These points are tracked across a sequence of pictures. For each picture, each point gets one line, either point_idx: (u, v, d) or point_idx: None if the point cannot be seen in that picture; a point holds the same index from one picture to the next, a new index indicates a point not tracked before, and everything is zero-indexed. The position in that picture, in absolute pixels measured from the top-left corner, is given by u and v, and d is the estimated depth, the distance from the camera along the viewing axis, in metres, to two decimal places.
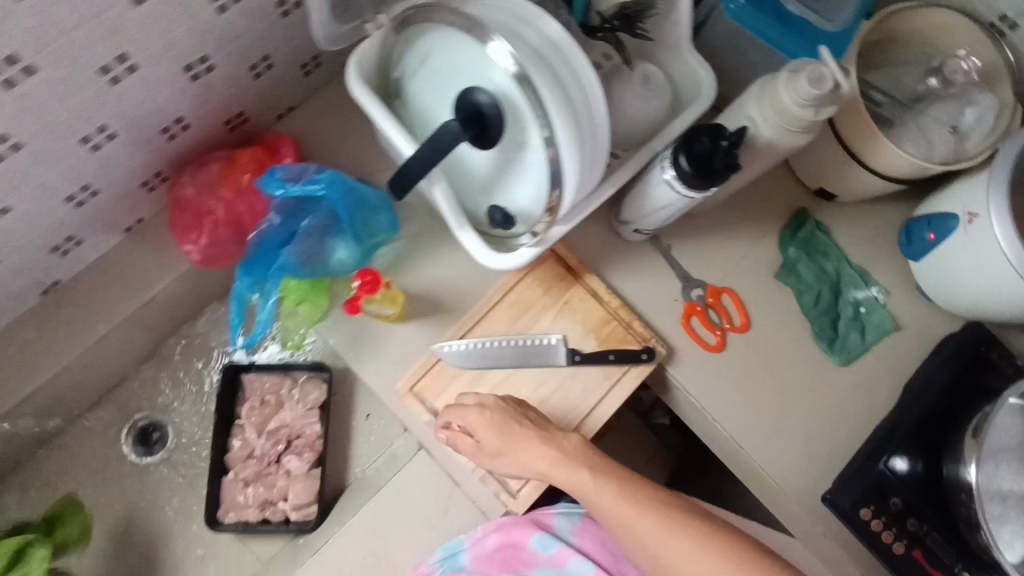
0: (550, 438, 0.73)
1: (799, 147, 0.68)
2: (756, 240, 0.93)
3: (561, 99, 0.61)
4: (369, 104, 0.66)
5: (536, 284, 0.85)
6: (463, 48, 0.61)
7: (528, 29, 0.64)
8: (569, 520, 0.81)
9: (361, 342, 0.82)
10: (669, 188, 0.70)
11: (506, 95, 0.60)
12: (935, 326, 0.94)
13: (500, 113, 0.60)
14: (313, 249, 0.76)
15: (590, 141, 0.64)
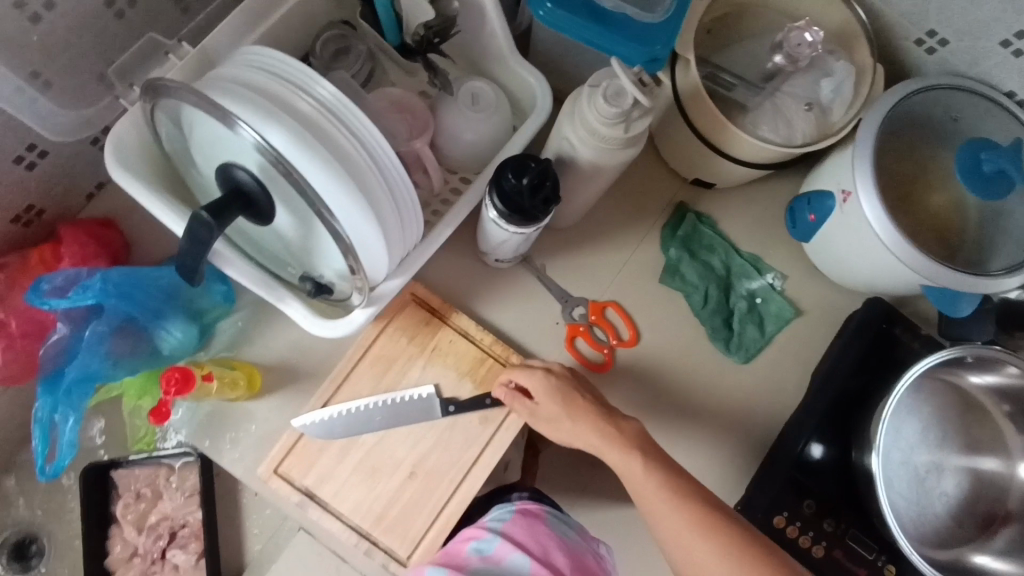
0: (610, 420, 0.73)
1: (629, 160, 0.62)
2: (637, 243, 0.87)
3: (336, 171, 0.54)
4: (146, 192, 0.62)
5: (399, 334, 0.79)
6: (210, 124, 0.54)
7: (292, 88, 0.54)
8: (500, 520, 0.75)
9: (216, 427, 0.76)
10: (498, 228, 0.63)
11: (266, 172, 0.53)
12: (838, 305, 0.89)
13: (267, 190, 0.55)
14: (120, 350, 0.69)
15: (386, 200, 0.58)
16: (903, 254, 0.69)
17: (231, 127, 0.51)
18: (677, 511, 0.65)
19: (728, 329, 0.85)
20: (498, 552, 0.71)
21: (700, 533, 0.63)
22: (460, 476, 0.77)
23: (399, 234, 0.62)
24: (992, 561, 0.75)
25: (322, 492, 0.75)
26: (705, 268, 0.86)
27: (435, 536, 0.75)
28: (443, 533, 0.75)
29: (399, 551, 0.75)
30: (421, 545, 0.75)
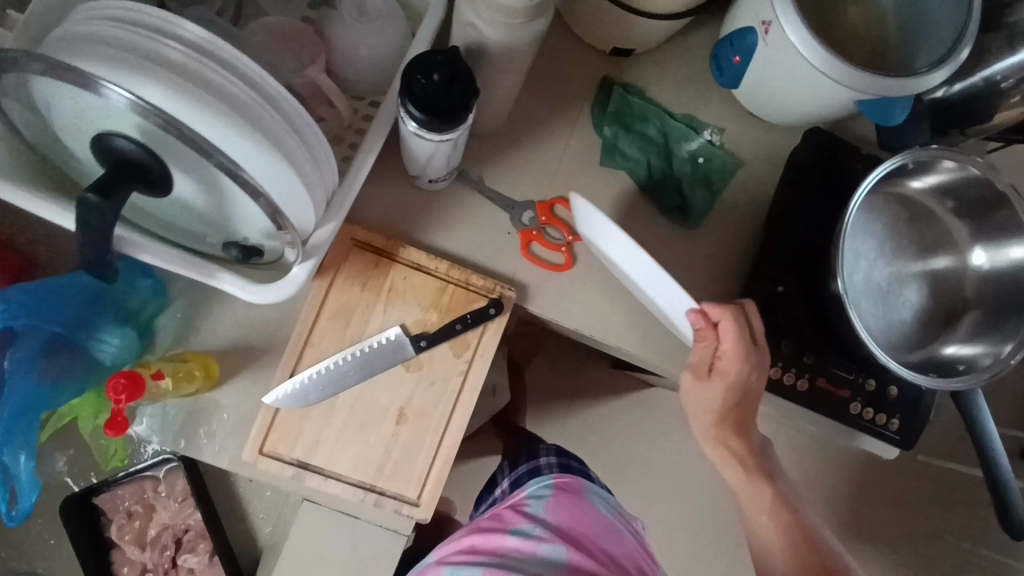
0: (711, 334, 0.65)
1: (540, 29, 0.57)
2: (569, 131, 0.83)
3: (231, 116, 0.49)
4: (24, 196, 0.57)
5: (350, 283, 0.75)
6: (65, 94, 0.48)
7: (153, 35, 0.48)
8: (541, 500, 0.98)
9: (191, 423, 0.73)
10: (421, 138, 0.60)
11: (145, 131, 0.48)
12: (778, 145, 0.87)
13: (152, 154, 0.49)
14: (49, 367, 0.67)
15: (290, 140, 0.53)
16: (834, 72, 0.67)
17: (95, 91, 0.45)
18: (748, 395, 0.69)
19: (679, 196, 0.84)
20: (542, 518, 0.94)
21: (723, 424, 0.70)
22: (448, 408, 0.76)
23: (311, 170, 0.57)
24: (965, 350, 0.77)
25: (315, 459, 0.73)
26: (643, 139, 0.84)
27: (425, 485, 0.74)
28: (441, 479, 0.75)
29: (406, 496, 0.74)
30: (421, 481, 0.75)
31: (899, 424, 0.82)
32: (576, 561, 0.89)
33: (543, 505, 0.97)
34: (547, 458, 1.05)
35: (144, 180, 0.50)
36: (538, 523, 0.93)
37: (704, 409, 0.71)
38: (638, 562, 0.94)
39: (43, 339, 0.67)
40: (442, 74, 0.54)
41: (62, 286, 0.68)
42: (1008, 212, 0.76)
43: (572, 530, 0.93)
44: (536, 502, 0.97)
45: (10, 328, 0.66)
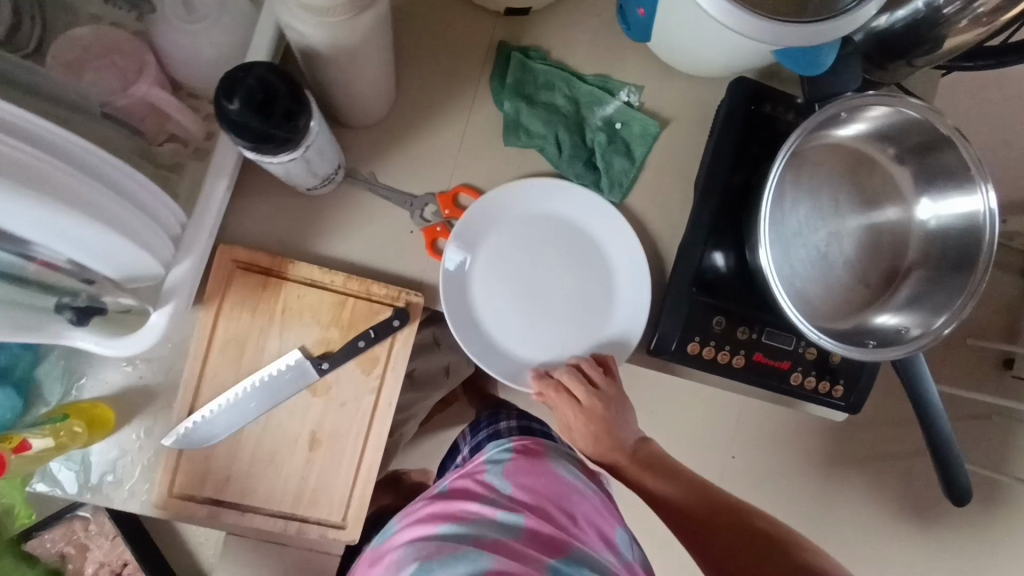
0: (572, 407, 0.78)
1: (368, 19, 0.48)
2: (467, 111, 0.75)
3: (35, 188, 0.41)
4: None
5: (239, 310, 0.69)
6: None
7: None
8: (500, 465, 0.83)
9: (95, 470, 0.70)
10: (264, 160, 0.53)
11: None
12: (705, 98, 0.78)
13: None
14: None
15: (108, 196, 0.47)
16: (737, 25, 0.58)
17: None
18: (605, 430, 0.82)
19: (598, 166, 0.76)
20: (500, 486, 0.79)
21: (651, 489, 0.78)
22: (364, 427, 0.72)
23: (132, 216, 0.50)
24: (892, 319, 0.72)
25: (228, 495, 0.71)
26: (547, 110, 0.75)
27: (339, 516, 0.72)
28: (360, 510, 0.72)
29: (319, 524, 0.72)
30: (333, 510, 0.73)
31: (844, 390, 0.78)
32: (536, 528, 0.73)
33: (502, 471, 0.81)
34: (508, 423, 0.93)
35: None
36: (499, 492, 0.78)
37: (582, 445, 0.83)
38: (608, 522, 0.80)
39: None
40: (245, 100, 0.45)
41: None
42: (953, 156, 0.68)
43: (536, 494, 0.78)
44: (494, 467, 0.82)
45: None
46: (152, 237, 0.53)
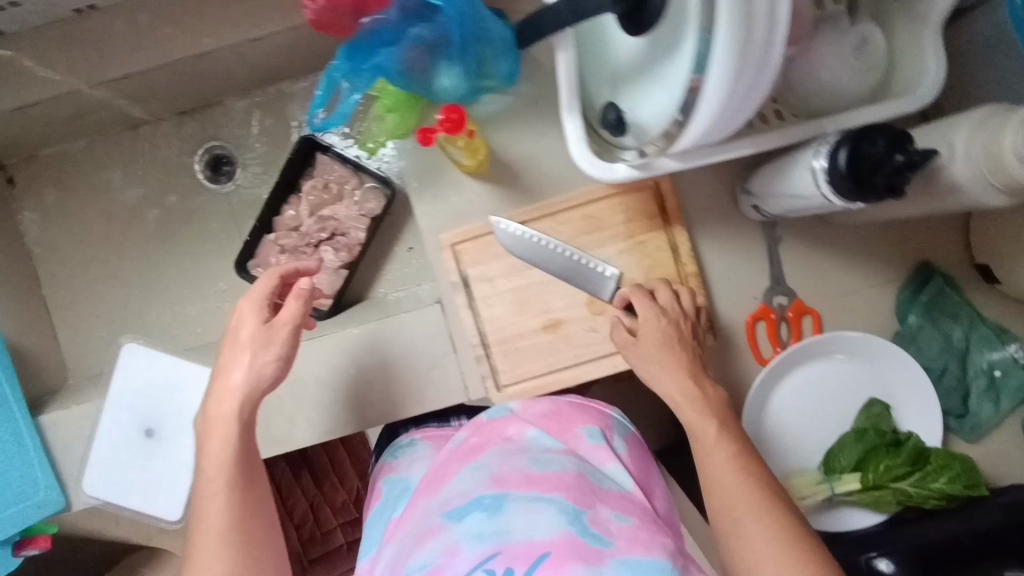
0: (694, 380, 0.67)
1: None
2: (879, 281, 0.80)
3: (751, 33, 0.47)
4: None
5: (622, 209, 0.77)
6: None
7: None
8: (619, 430, 0.70)
9: (433, 177, 0.79)
10: (812, 178, 0.59)
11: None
12: (1017, 468, 0.81)
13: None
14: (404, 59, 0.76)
15: (744, 95, 0.52)
16: None
17: None
18: (240, 352, 0.63)
19: (962, 407, 0.80)
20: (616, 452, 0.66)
21: (750, 506, 0.56)
22: (586, 357, 0.79)
23: (734, 115, 0.54)
24: None
25: (476, 289, 0.78)
26: (946, 341, 0.79)
27: (216, 471, 0.60)
28: (238, 470, 0.61)
29: (230, 414, 0.62)
30: (230, 452, 0.61)
31: None
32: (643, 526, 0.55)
33: (621, 436, 0.70)
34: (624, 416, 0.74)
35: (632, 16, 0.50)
36: (597, 457, 0.65)
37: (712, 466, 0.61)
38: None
39: (420, 31, 0.68)
40: (893, 165, 0.52)
41: (477, 14, 0.68)
42: None
43: (641, 524, 0.55)
44: (614, 425, 0.70)
45: (431, 3, 0.67)
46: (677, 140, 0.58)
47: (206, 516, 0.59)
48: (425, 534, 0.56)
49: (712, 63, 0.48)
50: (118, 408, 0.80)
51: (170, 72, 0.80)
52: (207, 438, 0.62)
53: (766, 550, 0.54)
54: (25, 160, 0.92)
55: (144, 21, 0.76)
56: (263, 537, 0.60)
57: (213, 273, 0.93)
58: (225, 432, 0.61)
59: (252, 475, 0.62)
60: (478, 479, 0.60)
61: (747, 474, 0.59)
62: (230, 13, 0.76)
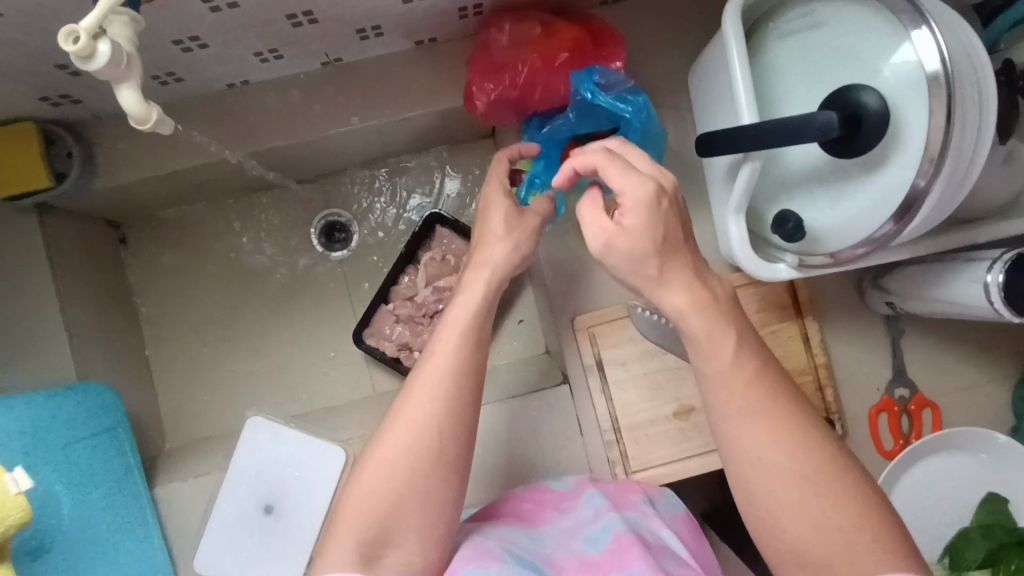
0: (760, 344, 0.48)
1: None
2: (996, 377, 0.82)
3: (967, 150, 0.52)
4: (731, 37, 0.58)
5: (757, 299, 0.78)
6: (869, 32, 0.55)
7: (979, 69, 0.52)
8: (667, 507, 0.65)
9: None
10: (983, 292, 0.61)
11: (912, 104, 0.53)
12: None
13: (884, 119, 0.52)
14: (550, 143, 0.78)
15: (942, 205, 0.56)
16: None
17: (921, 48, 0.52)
18: (496, 231, 0.61)
19: None
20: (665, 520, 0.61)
21: (801, 445, 0.45)
22: (715, 445, 0.80)
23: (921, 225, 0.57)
24: None
25: (609, 371, 0.80)
26: None
27: (455, 324, 0.56)
28: (453, 405, 0.53)
29: (473, 338, 0.55)
30: (449, 381, 0.53)
31: None
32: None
33: (671, 512, 0.65)
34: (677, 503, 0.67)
35: (846, 142, 0.53)
36: (652, 521, 0.59)
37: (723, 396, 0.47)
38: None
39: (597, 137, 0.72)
40: None
41: (653, 122, 0.71)
42: None
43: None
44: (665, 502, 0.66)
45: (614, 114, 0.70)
46: (870, 246, 0.60)
47: (391, 453, 0.52)
48: (485, 557, 0.51)
49: (936, 169, 0.52)
50: (235, 484, 0.78)
51: (309, 145, 0.82)
52: (436, 353, 0.55)
53: (787, 466, 0.45)
54: (145, 217, 0.93)
55: (295, 97, 0.78)
56: (452, 492, 0.52)
57: (325, 337, 0.94)
58: (453, 356, 0.54)
59: (467, 409, 0.54)
60: (526, 537, 0.57)
61: (753, 373, 0.47)
62: (378, 94, 0.78)
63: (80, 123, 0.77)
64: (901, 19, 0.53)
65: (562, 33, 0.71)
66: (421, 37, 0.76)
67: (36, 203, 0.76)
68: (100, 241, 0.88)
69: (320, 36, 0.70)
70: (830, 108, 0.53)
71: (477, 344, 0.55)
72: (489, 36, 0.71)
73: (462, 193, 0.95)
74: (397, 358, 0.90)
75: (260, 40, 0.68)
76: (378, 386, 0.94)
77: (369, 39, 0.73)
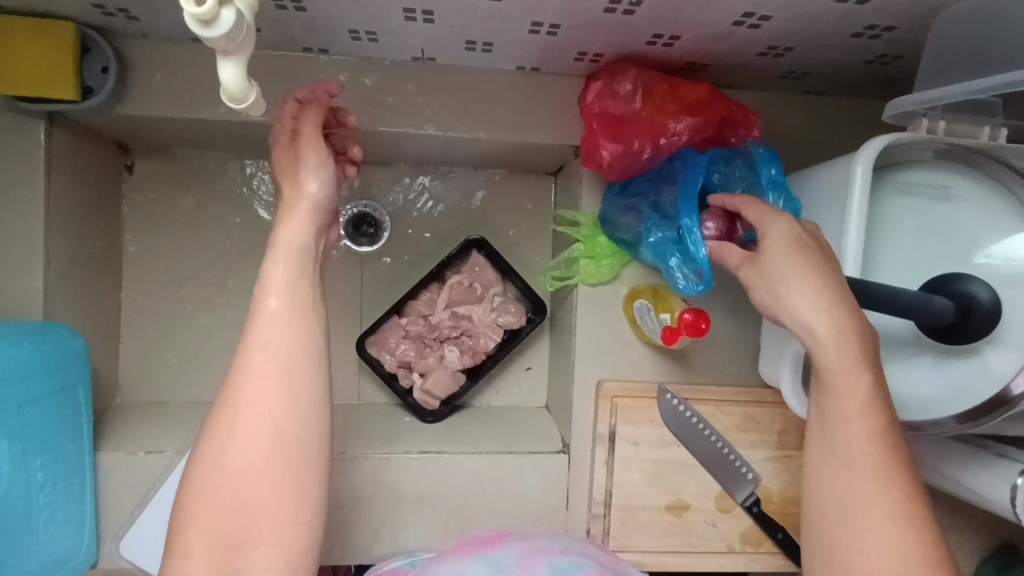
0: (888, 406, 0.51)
1: None
2: (967, 550, 0.84)
3: None
4: (856, 186, 0.57)
5: (780, 420, 0.77)
6: (996, 224, 0.53)
7: None
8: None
9: (605, 330, 0.76)
10: (1007, 493, 0.61)
11: (1017, 316, 0.51)
12: None
13: (990, 324, 0.51)
14: (620, 225, 0.70)
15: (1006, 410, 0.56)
16: None
17: None
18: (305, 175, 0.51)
19: None
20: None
21: (891, 493, 0.49)
22: (696, 547, 0.76)
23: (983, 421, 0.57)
24: None
25: (619, 449, 0.75)
26: None
27: (263, 369, 0.47)
28: (270, 464, 0.46)
29: (298, 344, 0.47)
30: (298, 420, 0.47)
31: None
32: None
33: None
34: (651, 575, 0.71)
35: (952, 329, 0.52)
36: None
37: (853, 430, 0.51)
38: None
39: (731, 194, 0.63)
40: None
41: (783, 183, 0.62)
42: None
43: None
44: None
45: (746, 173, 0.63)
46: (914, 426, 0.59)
47: (210, 525, 0.44)
48: None
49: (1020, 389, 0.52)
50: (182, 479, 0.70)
51: (368, 134, 0.75)
52: (261, 373, 0.47)
53: (867, 467, 0.50)
54: (160, 148, 0.84)
55: (370, 82, 0.71)
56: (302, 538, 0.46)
57: (322, 330, 0.88)
58: (288, 381, 0.47)
59: (299, 478, 0.46)
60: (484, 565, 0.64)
61: (875, 438, 0.50)
62: (461, 106, 0.73)
63: (126, 40, 0.68)
64: None
65: (688, 91, 0.66)
66: (525, 63, 0.70)
67: (49, 111, 0.67)
68: (106, 164, 0.79)
69: (424, 34, 0.64)
70: (939, 293, 0.52)
71: (311, 331, 0.48)
72: (608, 103, 0.67)
73: (504, 221, 0.90)
74: (394, 374, 0.84)
75: (360, 20, 0.61)
76: (365, 395, 0.88)
77: (473, 51, 0.68)
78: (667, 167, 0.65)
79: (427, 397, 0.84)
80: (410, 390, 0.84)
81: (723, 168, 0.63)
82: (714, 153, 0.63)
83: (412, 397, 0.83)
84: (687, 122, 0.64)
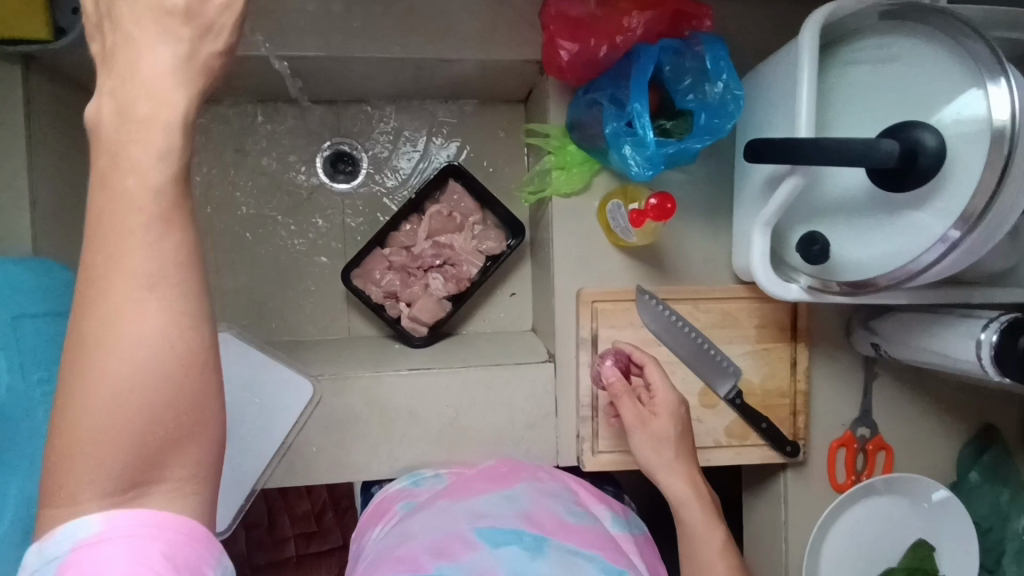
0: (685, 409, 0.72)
1: None
2: (947, 435, 0.86)
3: (1002, 215, 0.53)
4: (807, 53, 0.59)
5: (757, 315, 0.79)
6: (942, 73, 0.55)
7: None
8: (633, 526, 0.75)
9: (580, 239, 0.78)
10: (973, 348, 0.63)
11: (965, 156, 0.53)
12: None
13: (937, 165, 0.53)
14: (586, 124, 0.72)
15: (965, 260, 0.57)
16: None
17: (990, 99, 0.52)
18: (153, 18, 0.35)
19: (993, 564, 0.83)
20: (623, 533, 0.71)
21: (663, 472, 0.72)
22: None
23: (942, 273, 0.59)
24: None
25: (602, 352, 0.78)
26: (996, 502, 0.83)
27: (129, 250, 0.33)
28: (169, 374, 0.35)
29: (182, 245, 0.34)
30: (197, 332, 0.35)
31: None
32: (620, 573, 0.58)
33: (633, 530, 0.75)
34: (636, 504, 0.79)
35: (901, 173, 0.54)
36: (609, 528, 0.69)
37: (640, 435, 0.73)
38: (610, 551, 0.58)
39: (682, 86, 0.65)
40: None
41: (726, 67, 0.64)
42: None
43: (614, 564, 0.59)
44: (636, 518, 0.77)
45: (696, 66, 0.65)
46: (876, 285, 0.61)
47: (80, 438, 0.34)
48: (460, 539, 0.58)
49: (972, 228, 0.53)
50: None
51: (336, 64, 0.77)
52: (122, 264, 0.33)
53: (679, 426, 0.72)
54: None
55: (334, 9, 0.73)
56: (213, 481, 0.38)
57: (308, 268, 0.90)
58: (181, 293, 0.34)
59: (195, 391, 0.36)
60: (503, 501, 0.66)
61: (664, 432, 0.72)
62: (424, 28, 0.74)
63: None
64: (969, 56, 0.54)
65: None
66: None
67: (24, 53, 0.68)
68: (86, 114, 0.81)
69: None
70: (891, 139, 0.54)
71: (197, 231, 0.35)
72: (565, 5, 0.68)
73: (478, 152, 0.92)
74: (382, 304, 0.86)
75: None
76: (354, 328, 0.91)
77: None
78: (624, 64, 0.66)
79: (415, 324, 0.86)
80: (398, 318, 0.86)
81: (674, 60, 0.65)
82: (666, 43, 0.64)
83: (400, 325, 0.86)
84: (641, 17, 0.65)
